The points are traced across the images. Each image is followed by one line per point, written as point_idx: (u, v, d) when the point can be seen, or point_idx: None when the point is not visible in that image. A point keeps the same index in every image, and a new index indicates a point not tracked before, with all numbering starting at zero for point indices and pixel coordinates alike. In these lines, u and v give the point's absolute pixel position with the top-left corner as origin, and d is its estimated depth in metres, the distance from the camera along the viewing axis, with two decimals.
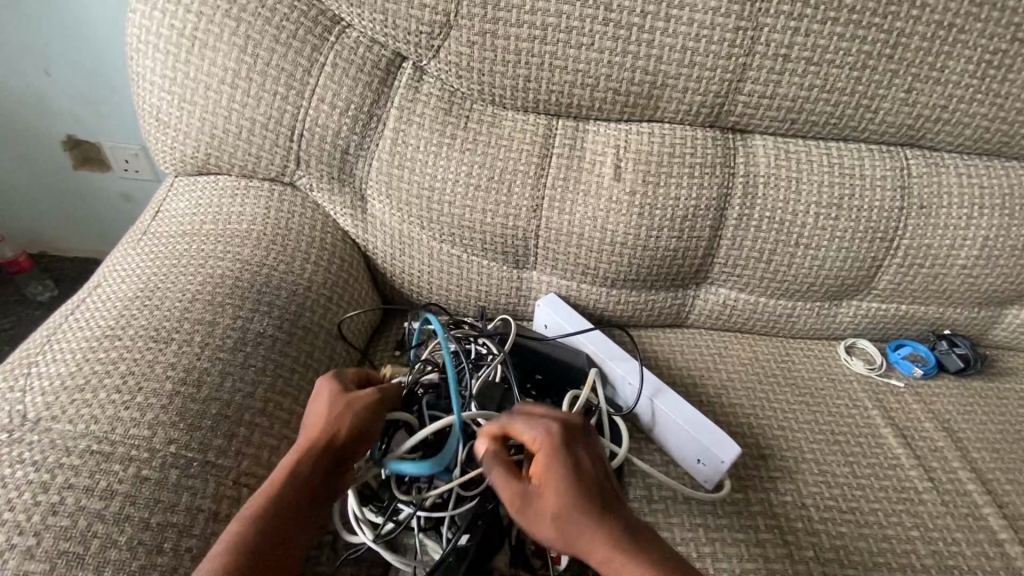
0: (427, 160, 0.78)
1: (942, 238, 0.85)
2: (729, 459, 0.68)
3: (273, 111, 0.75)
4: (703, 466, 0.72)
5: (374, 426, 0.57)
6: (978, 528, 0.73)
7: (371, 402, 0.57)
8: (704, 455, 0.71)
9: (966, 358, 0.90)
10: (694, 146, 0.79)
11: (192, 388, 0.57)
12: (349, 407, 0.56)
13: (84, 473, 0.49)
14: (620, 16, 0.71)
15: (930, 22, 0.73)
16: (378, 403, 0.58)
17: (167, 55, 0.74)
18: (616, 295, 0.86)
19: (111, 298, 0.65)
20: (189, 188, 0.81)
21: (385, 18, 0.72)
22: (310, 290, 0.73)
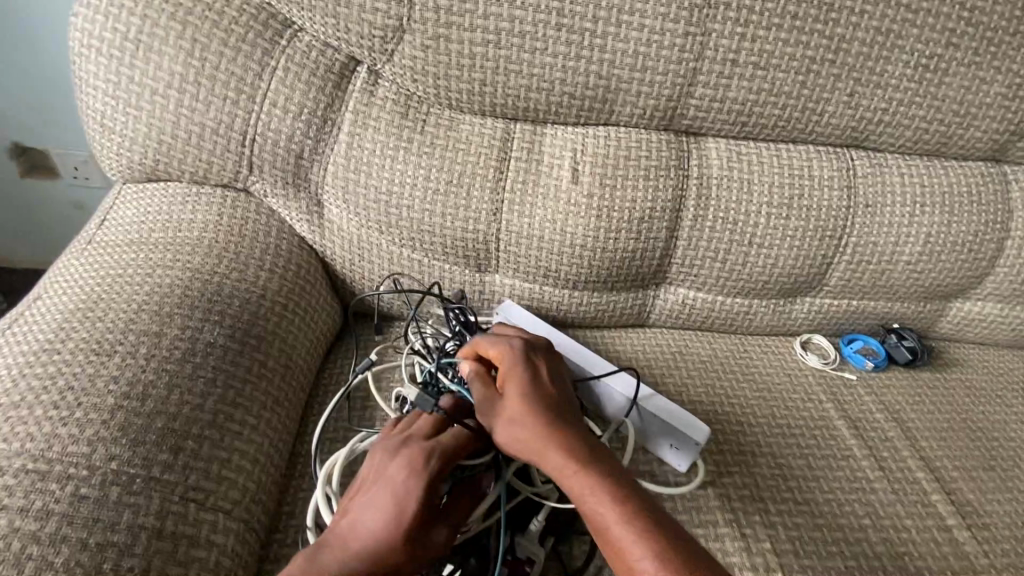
0: (384, 165, 0.77)
1: (887, 235, 0.88)
2: (704, 439, 0.72)
3: (223, 116, 0.73)
4: (678, 450, 0.74)
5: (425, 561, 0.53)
6: (927, 515, 0.76)
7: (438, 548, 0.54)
8: (679, 439, 0.73)
9: (913, 350, 0.94)
10: (649, 149, 0.81)
11: (137, 402, 0.55)
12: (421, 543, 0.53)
13: (17, 494, 0.47)
14: (572, 21, 0.72)
15: (870, 28, 0.76)
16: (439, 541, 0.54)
17: (110, 58, 0.71)
18: (578, 297, 0.87)
19: (51, 311, 0.63)
20: (137, 196, 0.79)
21: (338, 23, 0.72)
22: (264, 298, 0.71)
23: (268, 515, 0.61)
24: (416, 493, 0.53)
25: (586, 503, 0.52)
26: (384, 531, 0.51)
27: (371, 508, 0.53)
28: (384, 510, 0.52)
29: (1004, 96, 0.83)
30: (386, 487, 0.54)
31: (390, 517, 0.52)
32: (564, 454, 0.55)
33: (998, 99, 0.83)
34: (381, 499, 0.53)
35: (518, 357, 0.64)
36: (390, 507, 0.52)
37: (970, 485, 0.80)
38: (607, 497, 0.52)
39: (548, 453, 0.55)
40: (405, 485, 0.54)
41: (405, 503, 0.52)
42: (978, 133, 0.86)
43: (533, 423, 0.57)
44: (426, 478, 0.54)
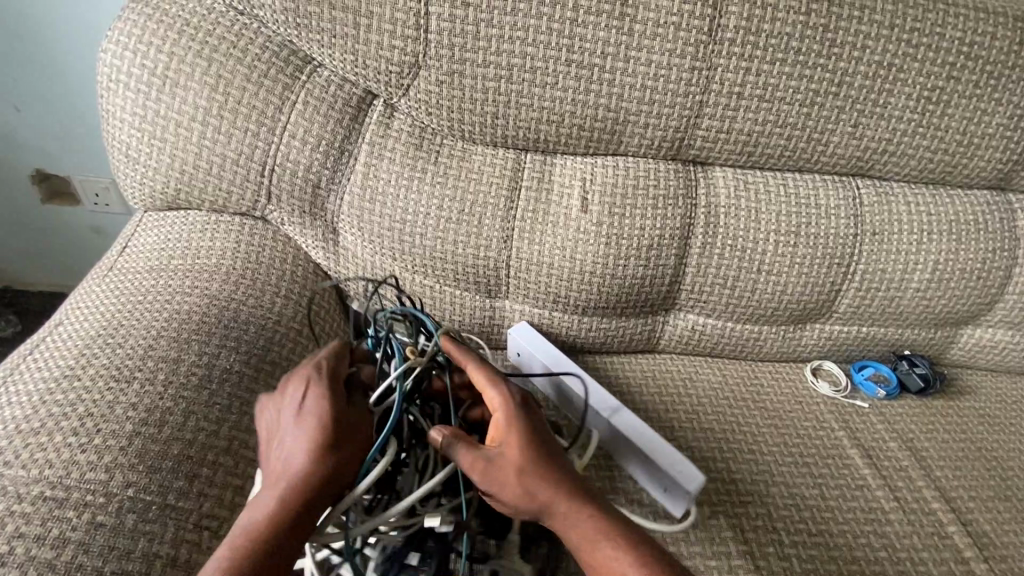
0: (398, 195, 0.79)
1: (895, 262, 0.89)
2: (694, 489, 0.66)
3: (243, 148, 0.76)
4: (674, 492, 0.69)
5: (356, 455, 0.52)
6: (943, 547, 0.74)
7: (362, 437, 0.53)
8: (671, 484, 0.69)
9: (926, 378, 0.93)
10: (657, 179, 0.83)
11: (154, 429, 0.56)
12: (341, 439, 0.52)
13: (35, 521, 0.47)
14: (581, 57, 0.74)
15: (872, 62, 0.78)
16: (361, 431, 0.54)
17: (137, 93, 0.74)
18: (587, 322, 0.88)
19: (71, 337, 0.64)
20: (158, 224, 0.81)
21: (356, 59, 0.74)
22: (279, 324, 0.73)
23: None
24: (317, 403, 0.53)
25: (595, 555, 0.51)
26: (298, 457, 0.50)
27: (285, 438, 0.52)
28: (291, 437, 0.51)
29: (1006, 127, 0.85)
30: (290, 414, 0.53)
31: (300, 432, 0.51)
32: (568, 508, 0.53)
33: (1001, 130, 0.85)
34: (289, 424, 0.52)
35: (513, 401, 0.58)
36: (293, 434, 0.51)
37: (987, 516, 0.78)
38: (619, 549, 0.51)
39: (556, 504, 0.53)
40: (303, 405, 0.53)
41: (304, 422, 0.52)
42: (983, 162, 0.87)
43: (528, 480, 0.54)
44: (323, 389, 0.54)
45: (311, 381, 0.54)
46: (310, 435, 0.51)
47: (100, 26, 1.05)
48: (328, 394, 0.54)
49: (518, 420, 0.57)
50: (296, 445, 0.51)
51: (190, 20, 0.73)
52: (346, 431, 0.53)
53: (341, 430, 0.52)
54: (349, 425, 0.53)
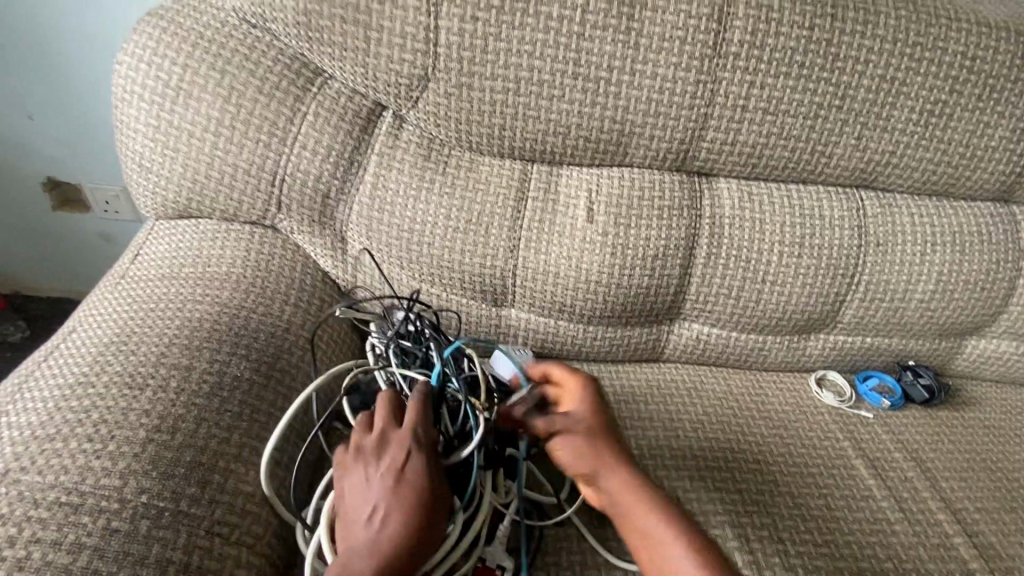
0: (407, 205, 0.80)
1: (899, 274, 0.89)
2: None
3: (255, 158, 0.77)
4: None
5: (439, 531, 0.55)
6: (949, 558, 0.74)
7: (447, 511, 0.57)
8: None
9: (930, 389, 0.94)
10: (662, 190, 0.83)
11: (167, 435, 0.57)
12: (436, 517, 0.55)
13: (51, 526, 0.48)
14: (588, 70, 0.75)
15: (875, 75, 0.79)
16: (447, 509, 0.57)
17: (151, 104, 0.76)
18: (593, 332, 0.88)
19: (85, 344, 0.65)
20: (169, 232, 0.82)
21: (366, 72, 0.75)
22: (288, 333, 0.74)
23: (289, 548, 0.61)
24: (416, 473, 0.56)
25: (635, 515, 0.59)
26: (402, 519, 0.54)
27: (383, 507, 0.54)
28: (392, 505, 0.54)
29: (1009, 140, 0.85)
30: (384, 481, 0.55)
31: (399, 504, 0.54)
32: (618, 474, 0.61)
33: (1003, 143, 0.85)
34: (385, 493, 0.55)
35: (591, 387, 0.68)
36: (396, 495, 0.54)
37: (993, 528, 0.78)
38: (658, 514, 0.58)
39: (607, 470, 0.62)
40: (402, 476, 0.56)
41: (407, 485, 0.55)
42: (985, 175, 0.88)
43: (594, 442, 0.63)
44: (421, 458, 0.57)
45: (409, 447, 0.57)
46: (413, 498, 0.55)
47: (109, 34, 1.06)
48: (428, 460, 0.57)
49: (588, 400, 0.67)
50: (395, 516, 0.53)
51: (204, 34, 0.75)
52: (438, 508, 0.56)
53: (435, 505, 0.55)
54: (442, 501, 0.56)
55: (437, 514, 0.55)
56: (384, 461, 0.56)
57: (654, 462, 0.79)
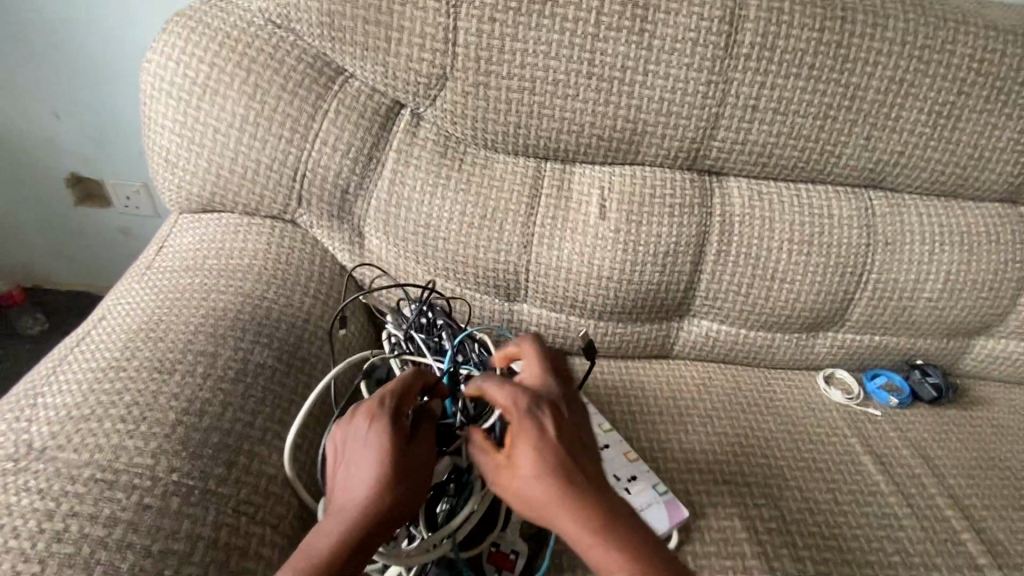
0: (424, 201, 0.82)
1: (907, 273, 0.90)
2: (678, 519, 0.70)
3: (278, 154, 0.79)
4: (651, 512, 0.69)
5: (418, 490, 0.51)
6: (957, 553, 0.75)
7: (425, 468, 0.53)
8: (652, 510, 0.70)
9: (939, 388, 0.94)
10: (673, 188, 0.85)
11: (195, 418, 0.59)
12: (409, 474, 0.51)
13: (87, 501, 0.50)
14: (601, 70, 0.77)
15: (884, 77, 0.81)
16: (425, 465, 0.53)
17: (179, 101, 0.78)
18: (603, 327, 0.90)
19: (115, 331, 0.68)
20: (193, 225, 0.84)
21: (386, 71, 0.78)
22: (308, 323, 0.76)
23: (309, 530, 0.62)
24: (383, 432, 0.52)
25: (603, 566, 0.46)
26: (363, 484, 0.50)
27: (353, 468, 0.51)
28: (358, 466, 0.51)
29: (1017, 141, 0.86)
30: (354, 444, 0.53)
31: (366, 465, 0.51)
32: (579, 520, 0.45)
33: (1012, 144, 0.86)
34: (355, 455, 0.52)
35: (522, 407, 0.49)
36: (360, 460, 0.51)
37: (1000, 524, 0.79)
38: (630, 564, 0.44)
39: (562, 522, 0.45)
40: (369, 436, 0.52)
41: (369, 449, 0.51)
42: (994, 176, 0.89)
43: (541, 491, 0.46)
44: (388, 418, 0.53)
45: (377, 407, 0.54)
46: (373, 463, 0.50)
47: (130, 27, 1.07)
48: (392, 424, 0.53)
49: (531, 427, 0.48)
50: (362, 477, 0.50)
51: (230, 33, 0.77)
52: (412, 465, 0.52)
53: (406, 460, 0.51)
54: (414, 456, 0.52)
55: (411, 471, 0.51)
56: (356, 426, 0.54)
57: (664, 455, 0.80)
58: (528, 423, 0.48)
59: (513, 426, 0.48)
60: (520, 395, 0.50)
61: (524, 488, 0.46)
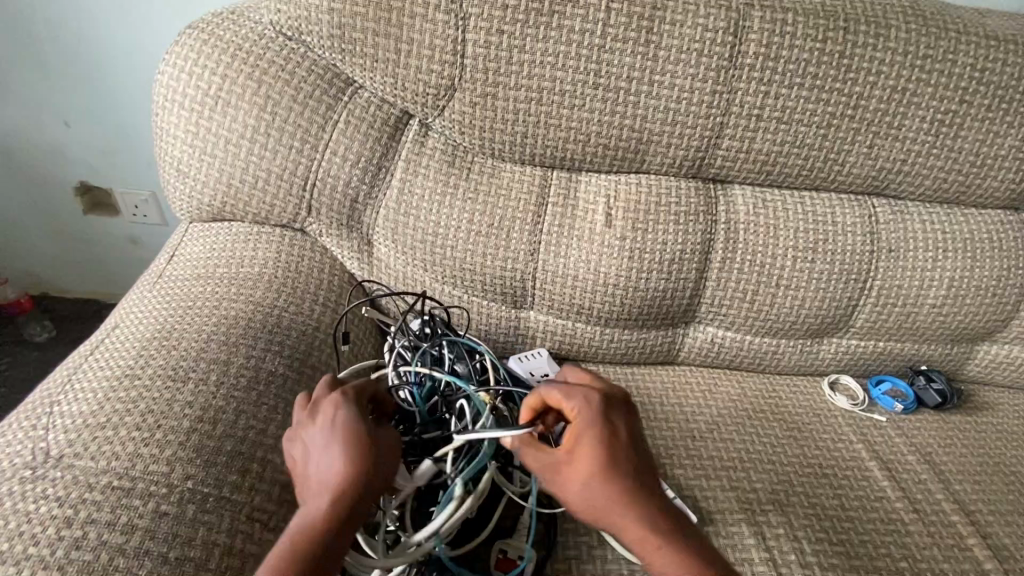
0: (432, 209, 0.83)
1: (911, 279, 0.91)
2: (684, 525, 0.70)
3: (288, 163, 0.80)
4: None
5: (391, 460, 0.53)
6: (964, 559, 0.75)
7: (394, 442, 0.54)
8: None
9: (943, 393, 0.95)
10: (678, 196, 0.86)
11: (209, 426, 0.59)
12: (381, 446, 0.53)
13: (105, 508, 0.51)
14: (608, 81, 0.78)
15: (886, 87, 0.82)
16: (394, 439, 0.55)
17: (191, 112, 0.79)
18: (610, 333, 0.91)
19: (129, 339, 0.68)
20: (204, 234, 0.86)
21: (396, 82, 0.79)
22: (318, 331, 0.77)
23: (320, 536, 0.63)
24: (348, 414, 0.54)
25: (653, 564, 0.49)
26: (331, 462, 0.50)
27: (324, 451, 0.52)
28: (329, 448, 0.52)
29: (1019, 149, 0.87)
30: (320, 432, 0.53)
31: (336, 443, 0.52)
32: (638, 518, 0.49)
33: (1013, 152, 0.87)
34: (323, 441, 0.53)
35: (593, 407, 0.54)
36: (328, 442, 0.52)
37: (1007, 530, 0.79)
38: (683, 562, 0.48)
39: (620, 517, 0.49)
40: (335, 419, 0.54)
41: (337, 430, 0.53)
42: (996, 183, 0.90)
43: (607, 483, 0.49)
44: (350, 404, 0.56)
45: (337, 398, 0.56)
46: (339, 441, 0.52)
47: (140, 39, 1.09)
48: (353, 407, 0.55)
49: (600, 426, 0.52)
50: (334, 455, 0.51)
51: (242, 45, 0.78)
52: (382, 439, 0.54)
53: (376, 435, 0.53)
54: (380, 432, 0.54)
55: (381, 444, 0.53)
56: (319, 417, 0.55)
57: (671, 461, 0.81)
58: (597, 421, 0.53)
59: (579, 425, 0.53)
60: (592, 395, 0.55)
61: (583, 482, 0.50)
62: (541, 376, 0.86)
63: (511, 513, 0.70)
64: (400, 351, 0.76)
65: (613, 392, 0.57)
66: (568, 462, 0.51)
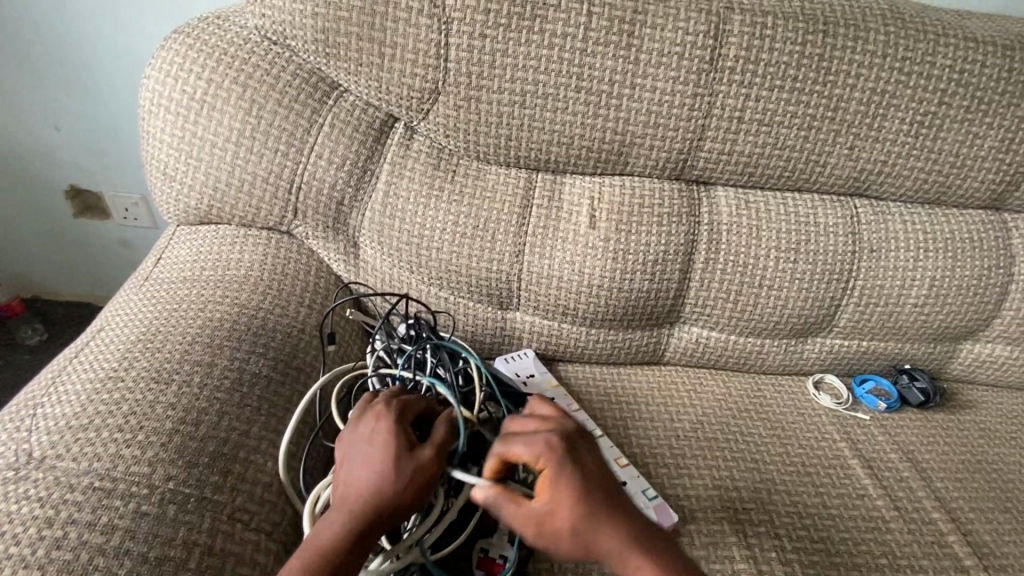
0: (417, 212, 0.84)
1: (893, 279, 0.92)
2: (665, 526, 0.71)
3: (273, 166, 0.81)
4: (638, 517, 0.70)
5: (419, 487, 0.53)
6: (944, 556, 0.76)
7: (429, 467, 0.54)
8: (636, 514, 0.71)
9: (926, 392, 0.96)
10: (661, 197, 0.87)
11: (191, 427, 0.60)
12: (410, 470, 0.53)
13: (86, 509, 0.51)
14: (590, 84, 0.79)
15: (865, 89, 0.83)
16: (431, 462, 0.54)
17: (177, 116, 0.80)
18: (596, 334, 0.91)
19: (114, 342, 0.69)
20: (191, 237, 0.86)
21: (380, 85, 0.79)
22: (303, 333, 0.77)
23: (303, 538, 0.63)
24: (386, 430, 0.55)
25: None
26: (365, 477, 0.53)
27: (360, 464, 0.54)
28: (363, 463, 0.54)
29: (998, 150, 0.88)
30: (360, 442, 0.56)
31: (368, 462, 0.54)
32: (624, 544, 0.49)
33: (992, 153, 0.88)
34: (360, 453, 0.55)
35: (556, 453, 0.51)
36: (365, 457, 0.54)
37: (987, 527, 0.80)
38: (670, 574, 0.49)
39: (609, 548, 0.49)
40: (374, 433, 0.55)
41: (373, 446, 0.54)
42: (976, 184, 0.91)
43: (591, 521, 0.49)
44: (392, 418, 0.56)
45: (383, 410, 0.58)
46: (377, 456, 0.54)
47: (129, 43, 1.09)
48: (394, 423, 0.56)
49: (570, 470, 0.50)
50: (365, 471, 0.53)
51: (227, 50, 0.79)
52: (413, 462, 0.53)
53: (409, 457, 0.53)
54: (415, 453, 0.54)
55: (411, 468, 0.53)
56: (364, 425, 0.57)
57: (655, 460, 0.82)
58: (563, 465, 0.50)
59: (547, 475, 0.50)
60: (550, 437, 0.52)
61: (569, 530, 0.49)
62: (527, 377, 0.87)
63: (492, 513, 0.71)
64: (381, 353, 0.76)
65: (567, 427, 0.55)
66: (549, 518, 0.49)
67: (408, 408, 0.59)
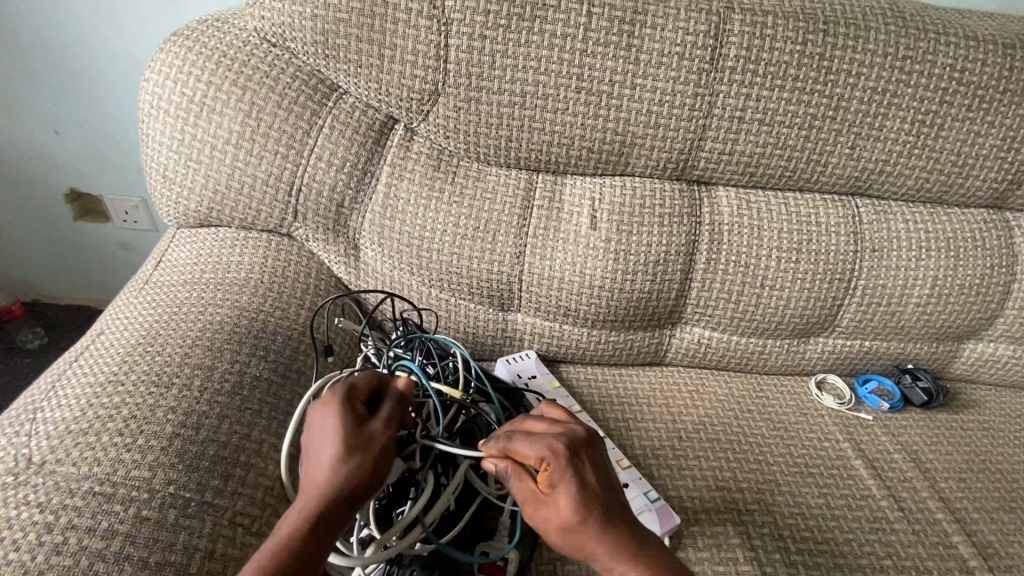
0: (418, 213, 0.84)
1: (895, 278, 0.92)
2: (669, 529, 0.70)
3: (273, 169, 0.81)
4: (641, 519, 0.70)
5: (380, 464, 0.52)
6: (949, 557, 0.76)
7: (385, 442, 0.53)
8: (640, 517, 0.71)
9: (929, 391, 0.95)
10: (662, 198, 0.87)
11: (192, 431, 0.60)
12: (365, 448, 0.52)
13: (86, 514, 0.51)
14: (590, 85, 0.79)
15: (867, 88, 0.82)
16: (389, 441, 0.54)
17: (177, 119, 0.80)
18: (597, 335, 0.91)
19: (113, 346, 0.69)
20: (191, 240, 0.86)
21: (380, 87, 0.79)
22: (304, 335, 0.77)
23: None
24: (336, 413, 0.53)
25: None
26: (324, 461, 0.50)
27: (313, 450, 0.52)
28: (316, 449, 0.52)
29: (1000, 148, 0.88)
30: (313, 430, 0.54)
31: (323, 446, 0.51)
32: (611, 551, 0.49)
33: (994, 151, 0.88)
34: (313, 441, 0.53)
35: (555, 456, 0.51)
36: (319, 443, 0.52)
37: (992, 527, 0.80)
38: None
39: (597, 552, 0.49)
40: (325, 418, 0.54)
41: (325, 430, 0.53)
42: (978, 182, 0.91)
43: (580, 526, 0.49)
44: (339, 401, 0.55)
45: (330, 395, 0.56)
46: (333, 436, 0.52)
47: (128, 45, 1.09)
48: (344, 406, 0.54)
49: (566, 475, 0.50)
50: (321, 455, 0.51)
51: (226, 52, 0.79)
52: (370, 440, 0.52)
53: (364, 435, 0.52)
54: (371, 432, 0.53)
55: (369, 446, 0.52)
56: (313, 413, 0.55)
57: (657, 462, 0.81)
58: (561, 469, 0.50)
59: (545, 476, 0.51)
60: (553, 442, 0.52)
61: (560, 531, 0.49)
62: (528, 378, 0.87)
63: (492, 514, 0.70)
64: (366, 354, 0.77)
65: (576, 430, 0.55)
66: (542, 511, 0.51)
67: (356, 388, 0.57)
